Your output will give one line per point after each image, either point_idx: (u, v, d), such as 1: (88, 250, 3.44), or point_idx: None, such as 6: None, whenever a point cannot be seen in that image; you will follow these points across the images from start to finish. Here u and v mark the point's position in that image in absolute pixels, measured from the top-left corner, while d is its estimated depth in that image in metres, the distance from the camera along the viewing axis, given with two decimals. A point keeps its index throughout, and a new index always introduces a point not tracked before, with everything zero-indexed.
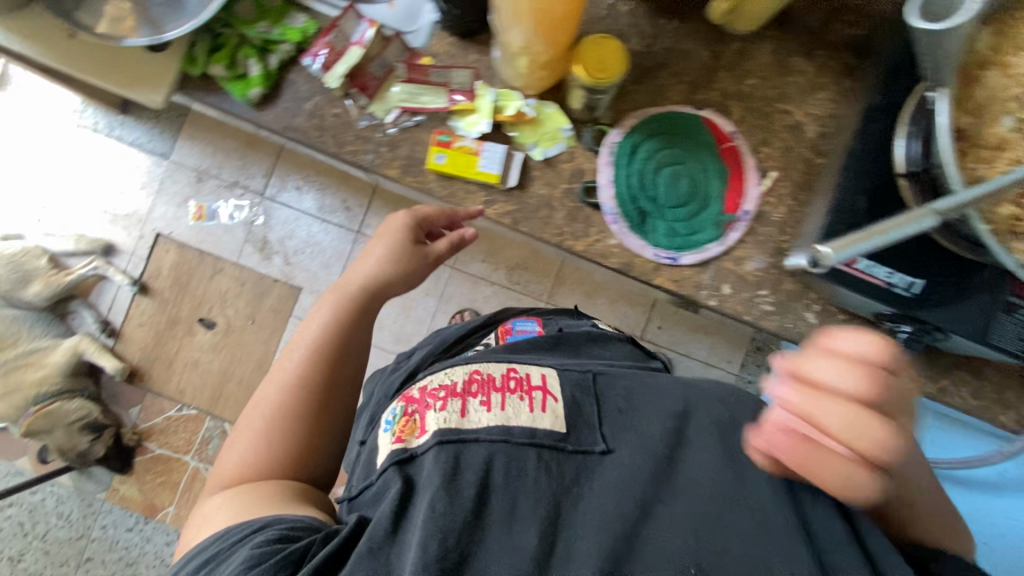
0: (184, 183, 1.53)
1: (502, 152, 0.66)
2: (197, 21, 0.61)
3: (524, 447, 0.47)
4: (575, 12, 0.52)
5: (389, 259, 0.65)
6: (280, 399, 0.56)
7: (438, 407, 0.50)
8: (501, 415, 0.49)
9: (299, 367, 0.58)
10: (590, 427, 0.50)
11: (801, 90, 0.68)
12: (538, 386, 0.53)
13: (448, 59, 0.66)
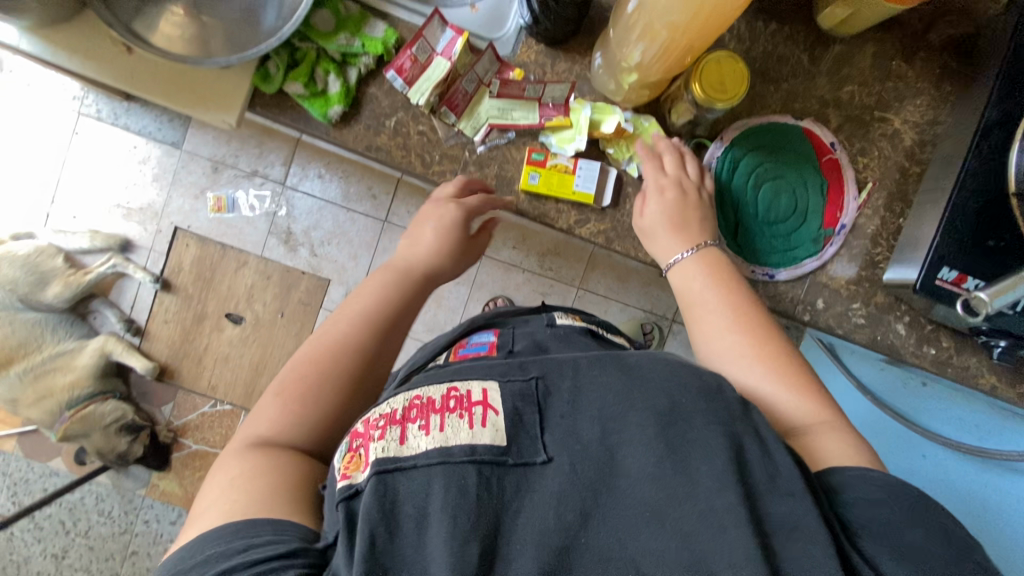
0: (199, 174, 1.37)
1: (597, 169, 0.63)
2: (277, 38, 0.56)
3: (462, 467, 0.34)
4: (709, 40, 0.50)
5: (451, 246, 0.59)
6: (316, 375, 0.46)
7: (376, 436, 0.36)
8: (442, 437, 0.36)
9: (349, 339, 0.48)
10: (528, 433, 0.38)
11: (900, 96, 0.66)
12: (479, 401, 0.39)
13: (538, 71, 0.63)
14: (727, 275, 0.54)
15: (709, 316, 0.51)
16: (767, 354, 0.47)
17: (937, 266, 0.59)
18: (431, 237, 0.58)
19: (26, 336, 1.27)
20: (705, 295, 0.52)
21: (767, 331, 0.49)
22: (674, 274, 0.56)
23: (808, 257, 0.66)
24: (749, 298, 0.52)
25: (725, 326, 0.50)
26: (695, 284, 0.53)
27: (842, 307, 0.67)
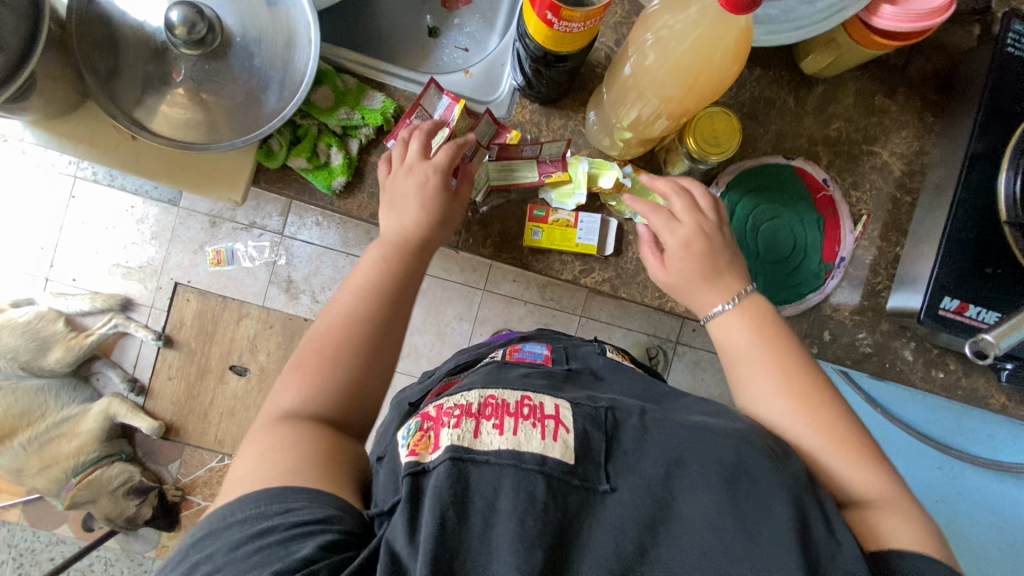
0: (196, 229, 1.37)
1: (599, 221, 0.64)
2: (280, 118, 0.58)
3: (532, 474, 0.33)
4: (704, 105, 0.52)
5: (432, 209, 0.54)
6: (328, 345, 0.46)
7: (450, 423, 0.36)
8: (514, 439, 0.35)
9: (355, 311, 0.48)
10: (594, 457, 0.36)
11: (886, 130, 0.68)
12: (552, 413, 0.38)
13: (533, 129, 0.64)
14: (777, 336, 0.50)
15: (754, 383, 0.48)
16: (824, 419, 0.44)
17: (939, 296, 0.60)
18: (413, 196, 0.54)
19: (27, 406, 1.25)
20: (744, 364, 0.49)
21: (824, 396, 0.46)
22: (714, 326, 0.52)
23: (810, 291, 0.67)
24: (799, 362, 0.49)
25: (772, 388, 0.47)
26: (742, 341, 0.50)
27: (849, 338, 0.68)
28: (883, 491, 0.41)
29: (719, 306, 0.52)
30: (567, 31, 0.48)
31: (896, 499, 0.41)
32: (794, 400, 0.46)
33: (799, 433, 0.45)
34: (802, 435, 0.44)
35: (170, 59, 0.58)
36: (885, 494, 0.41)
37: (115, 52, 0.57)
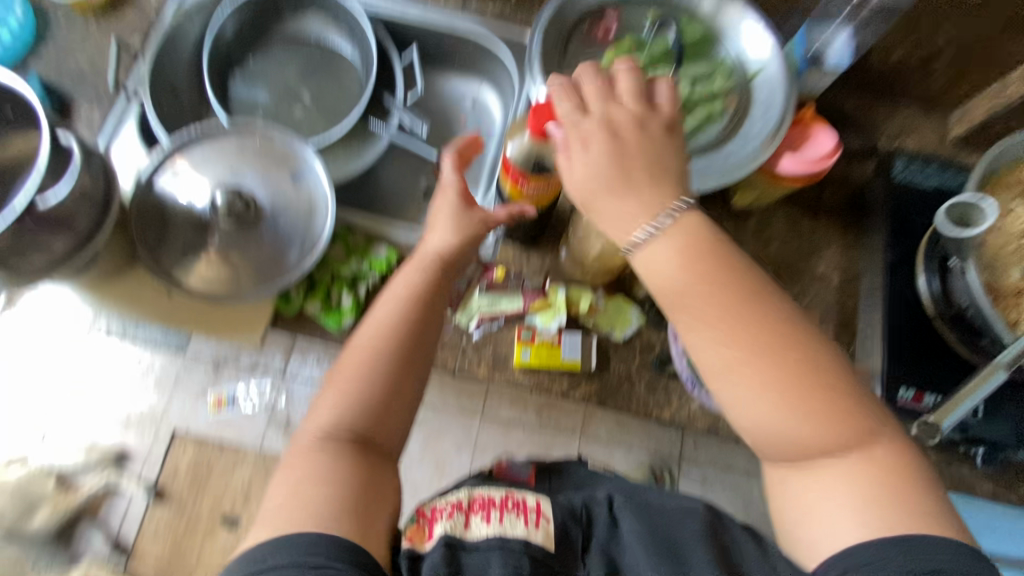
0: (201, 374, 1.26)
1: (580, 340, 0.72)
2: (300, 271, 0.68)
3: (516, 554, 0.47)
4: None
5: (460, 226, 0.61)
6: (370, 345, 0.55)
7: (444, 517, 0.51)
8: (499, 527, 0.49)
9: (392, 314, 0.57)
10: (570, 545, 0.50)
11: (819, 247, 0.78)
12: (533, 507, 0.51)
13: (517, 265, 0.74)
14: (715, 262, 0.47)
15: (701, 344, 0.47)
16: (795, 398, 0.46)
17: (894, 388, 0.66)
18: (440, 213, 0.63)
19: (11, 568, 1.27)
20: (691, 324, 0.48)
21: (780, 344, 0.46)
22: (641, 264, 0.48)
23: None
24: (744, 292, 0.47)
25: (725, 362, 0.47)
26: (682, 279, 0.47)
27: None
28: (847, 447, 0.46)
29: (638, 237, 0.48)
30: (536, 192, 0.62)
31: (860, 446, 0.46)
32: (763, 380, 0.46)
33: (776, 426, 0.46)
34: (778, 430, 0.46)
35: (210, 230, 0.69)
36: (853, 457, 0.46)
37: (165, 228, 0.68)
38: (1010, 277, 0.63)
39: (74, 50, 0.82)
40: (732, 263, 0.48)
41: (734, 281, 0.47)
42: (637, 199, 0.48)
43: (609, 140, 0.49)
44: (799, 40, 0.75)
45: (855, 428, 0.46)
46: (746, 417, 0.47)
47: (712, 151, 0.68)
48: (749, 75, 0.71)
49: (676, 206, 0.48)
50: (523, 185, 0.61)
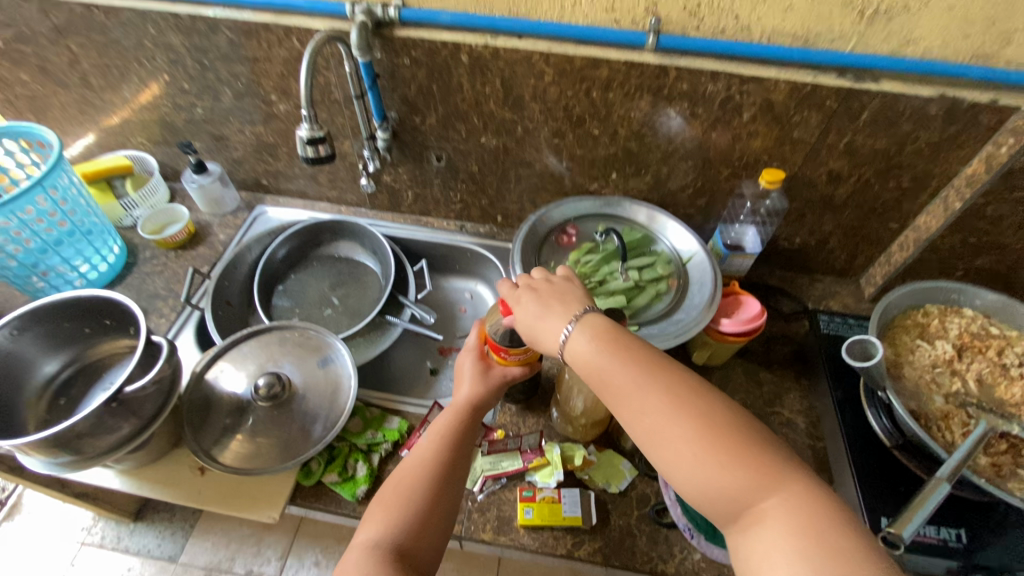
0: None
1: (578, 494, 0.77)
2: (323, 442, 0.77)
3: None
4: None
5: (483, 386, 0.70)
6: (412, 478, 0.64)
7: None
8: None
9: (432, 453, 0.66)
10: None
11: (778, 394, 0.89)
12: None
13: (514, 427, 0.84)
14: (618, 345, 0.58)
15: (626, 417, 0.56)
16: (710, 448, 0.50)
17: (875, 518, 0.70)
18: (463, 371, 0.72)
19: None
20: (612, 401, 0.57)
21: (686, 404, 0.53)
22: (572, 364, 0.60)
23: None
24: (648, 366, 0.57)
25: (644, 429, 0.54)
26: (596, 360, 0.58)
27: None
28: (765, 491, 0.48)
29: (562, 333, 0.60)
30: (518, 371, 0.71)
31: (778, 491, 0.48)
32: (684, 437, 0.51)
33: (699, 479, 0.50)
34: (702, 483, 0.50)
35: (246, 412, 0.80)
36: (774, 501, 0.48)
37: (207, 413, 0.79)
38: (937, 403, 0.70)
39: (155, 277, 1.05)
40: (636, 346, 0.58)
41: (637, 360, 0.57)
42: (557, 319, 0.62)
43: (536, 300, 0.65)
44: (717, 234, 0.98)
45: (769, 471, 0.49)
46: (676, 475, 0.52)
47: (665, 317, 0.86)
48: (682, 261, 0.93)
49: (580, 314, 0.62)
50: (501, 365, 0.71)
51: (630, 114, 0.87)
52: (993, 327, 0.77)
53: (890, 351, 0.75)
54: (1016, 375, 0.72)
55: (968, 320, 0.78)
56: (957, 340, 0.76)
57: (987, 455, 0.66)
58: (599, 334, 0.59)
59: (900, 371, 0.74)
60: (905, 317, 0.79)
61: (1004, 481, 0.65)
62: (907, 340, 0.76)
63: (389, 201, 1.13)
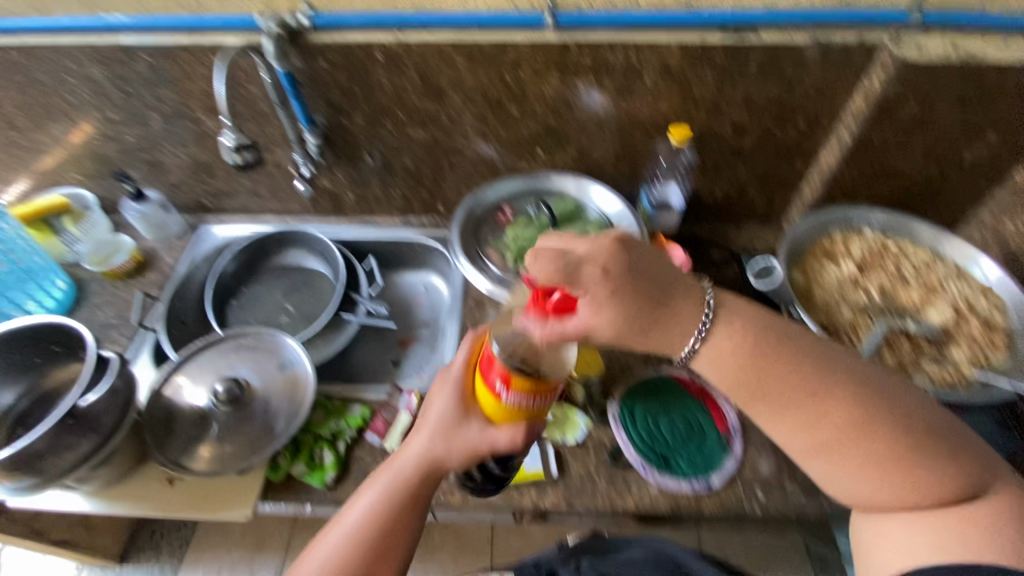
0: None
1: (538, 449, 0.82)
2: (285, 435, 0.79)
3: None
4: None
5: (445, 434, 0.63)
6: (344, 539, 0.60)
7: None
8: None
9: (372, 513, 0.61)
10: None
11: None
12: None
13: None
14: (768, 354, 0.52)
15: (777, 426, 0.53)
16: (878, 461, 0.50)
17: None
18: (433, 416, 0.64)
19: None
20: (760, 407, 0.53)
21: (850, 416, 0.51)
22: (700, 368, 0.54)
23: (725, 460, 0.80)
24: (811, 370, 0.52)
25: (811, 441, 0.51)
26: (748, 371, 0.52)
27: (779, 490, 0.77)
28: (930, 501, 0.51)
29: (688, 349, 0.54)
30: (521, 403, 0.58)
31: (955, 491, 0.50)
32: (852, 454, 0.51)
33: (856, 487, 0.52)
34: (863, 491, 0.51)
35: (209, 420, 0.81)
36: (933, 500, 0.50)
37: (171, 424, 0.81)
38: (844, 316, 0.77)
39: (106, 307, 1.05)
40: (797, 350, 0.53)
41: (801, 367, 0.52)
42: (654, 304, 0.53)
43: (598, 284, 0.52)
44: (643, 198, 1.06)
45: (955, 487, 0.50)
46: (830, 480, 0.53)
47: None
48: (612, 224, 1.00)
49: (707, 315, 0.54)
50: (503, 392, 0.58)
51: (543, 91, 0.92)
52: (891, 243, 0.85)
53: (800, 276, 0.82)
54: (912, 283, 0.80)
55: (869, 240, 0.86)
56: (860, 259, 0.83)
57: (892, 355, 0.72)
58: (739, 345, 0.53)
59: (811, 292, 0.80)
60: (813, 245, 0.86)
61: (910, 375, 0.70)
62: (816, 265, 0.83)
63: (331, 205, 1.16)
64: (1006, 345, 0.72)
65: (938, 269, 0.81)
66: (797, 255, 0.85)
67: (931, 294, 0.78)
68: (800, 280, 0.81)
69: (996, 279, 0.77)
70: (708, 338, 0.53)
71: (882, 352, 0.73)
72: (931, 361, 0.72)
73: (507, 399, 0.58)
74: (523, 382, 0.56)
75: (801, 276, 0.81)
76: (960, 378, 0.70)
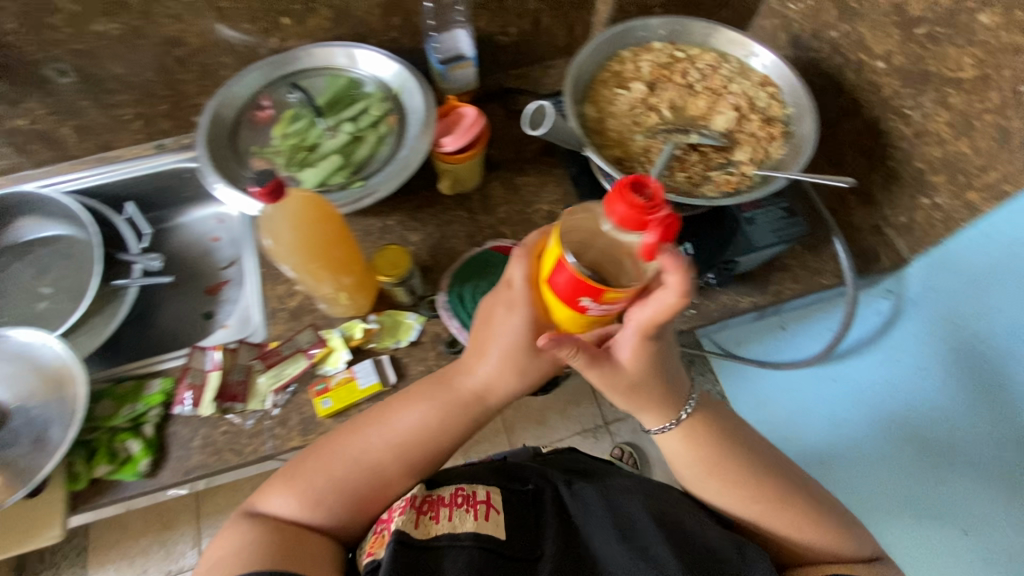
0: None
1: (371, 363, 0.75)
2: (67, 445, 0.68)
3: (468, 547, 0.53)
4: (342, 239, 0.65)
5: (513, 351, 0.58)
6: (385, 441, 0.62)
7: (398, 515, 0.56)
8: (448, 524, 0.55)
9: (417, 428, 0.63)
10: (527, 534, 0.57)
11: (535, 193, 0.91)
12: (482, 500, 0.58)
13: (290, 332, 0.78)
14: (698, 440, 0.61)
15: (709, 481, 0.62)
16: (785, 512, 0.59)
17: None
18: (509, 335, 0.59)
19: None
20: (695, 466, 0.62)
21: (759, 474, 0.60)
22: (666, 441, 0.62)
23: None
24: (726, 450, 0.61)
25: (749, 509, 0.60)
26: (685, 456, 0.62)
27: None
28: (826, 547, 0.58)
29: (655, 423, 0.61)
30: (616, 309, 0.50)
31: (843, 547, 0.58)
32: (779, 508, 0.59)
33: (776, 534, 0.60)
34: (777, 537, 0.60)
35: None
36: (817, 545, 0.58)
37: None
38: (637, 142, 0.73)
39: None
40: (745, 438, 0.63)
41: (718, 448, 0.61)
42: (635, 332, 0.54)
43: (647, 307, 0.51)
44: (430, 48, 0.90)
45: (854, 549, 0.58)
46: (749, 527, 0.61)
47: (389, 161, 0.78)
48: (394, 94, 0.84)
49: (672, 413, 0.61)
50: (591, 304, 0.49)
51: None
52: (678, 52, 0.80)
53: (592, 110, 0.76)
54: (699, 90, 0.77)
55: (657, 53, 0.80)
56: (650, 76, 0.78)
57: (682, 172, 0.71)
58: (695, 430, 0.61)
59: (603, 125, 0.75)
60: (604, 73, 0.79)
61: (700, 189, 0.71)
62: (608, 94, 0.77)
63: (47, 147, 0.89)
64: (784, 134, 0.73)
65: (722, 70, 0.78)
66: (588, 87, 0.78)
67: (716, 98, 0.76)
68: (592, 115, 0.76)
69: (772, 67, 0.77)
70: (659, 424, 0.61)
71: (673, 172, 0.71)
72: (718, 169, 0.71)
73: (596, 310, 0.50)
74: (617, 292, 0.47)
75: (593, 110, 0.76)
76: (745, 179, 0.70)
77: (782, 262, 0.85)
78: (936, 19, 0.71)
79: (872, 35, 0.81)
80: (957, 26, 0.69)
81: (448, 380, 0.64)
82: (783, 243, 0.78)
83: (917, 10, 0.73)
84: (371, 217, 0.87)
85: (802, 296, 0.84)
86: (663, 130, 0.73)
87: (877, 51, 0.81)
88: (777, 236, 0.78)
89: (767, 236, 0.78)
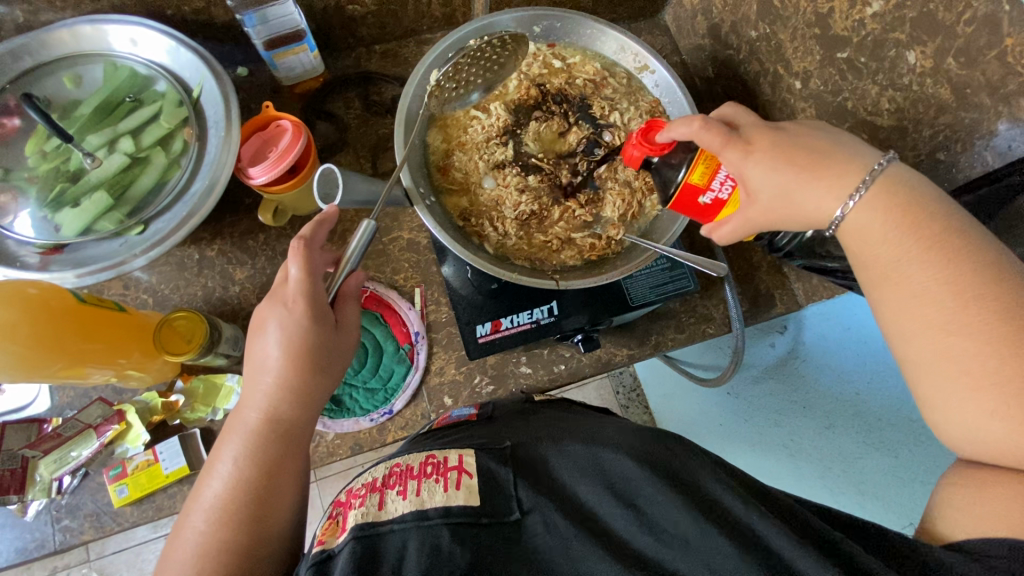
0: None
1: (177, 443, 0.64)
2: None
3: (435, 528, 0.41)
4: (68, 303, 0.54)
5: (283, 345, 0.48)
6: (208, 523, 0.44)
7: (357, 505, 0.44)
8: (417, 500, 0.44)
9: (241, 464, 0.46)
10: (502, 495, 0.45)
11: (394, 216, 0.75)
12: (453, 466, 0.47)
13: (80, 402, 0.66)
14: (942, 241, 0.40)
15: (922, 278, 0.40)
16: (1009, 398, 0.36)
17: (472, 328, 0.67)
18: (281, 351, 0.48)
19: None
20: (909, 259, 0.41)
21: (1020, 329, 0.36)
22: (855, 228, 0.43)
23: (407, 376, 0.70)
24: (988, 269, 0.38)
25: (942, 340, 0.39)
26: (884, 253, 0.42)
27: (468, 389, 0.71)
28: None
29: (839, 210, 0.43)
30: (731, 174, 0.49)
31: None
32: (973, 373, 0.37)
33: (951, 399, 0.38)
34: (946, 408, 0.39)
35: None
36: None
37: None
38: (486, 192, 0.61)
39: None
40: (988, 263, 0.39)
41: (985, 261, 0.39)
42: (819, 185, 0.44)
43: (772, 155, 0.45)
44: (250, 23, 0.65)
45: None
46: (918, 372, 0.41)
47: (180, 197, 0.61)
48: (193, 97, 0.64)
49: (877, 171, 0.43)
50: (715, 190, 0.51)
51: None
52: (555, 60, 0.64)
53: (437, 135, 0.62)
54: (574, 120, 0.63)
55: (529, 58, 0.63)
56: (516, 94, 0.63)
57: (542, 232, 0.61)
58: (889, 193, 0.42)
59: (451, 158, 0.62)
60: (484, 47, 0.59)
61: (569, 247, 0.60)
62: (476, 81, 0.61)
63: None
64: None
65: (606, 88, 0.64)
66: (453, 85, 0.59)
67: (590, 132, 0.63)
68: (437, 145, 0.62)
69: (665, 88, 0.62)
70: (866, 196, 0.42)
71: (532, 229, 0.60)
72: (583, 231, 0.61)
73: (724, 191, 0.51)
74: (697, 172, 0.50)
75: (452, 101, 0.61)
76: (613, 243, 0.60)
77: (670, 308, 0.75)
78: (861, 46, 0.57)
79: (793, 47, 0.66)
80: (883, 62, 0.56)
81: (235, 424, 0.49)
82: (661, 302, 0.67)
83: (840, 29, 0.59)
84: (185, 247, 0.71)
85: (686, 345, 0.76)
86: (491, 176, 0.61)
87: (795, 68, 0.66)
88: (656, 291, 0.67)
89: (644, 292, 0.67)
